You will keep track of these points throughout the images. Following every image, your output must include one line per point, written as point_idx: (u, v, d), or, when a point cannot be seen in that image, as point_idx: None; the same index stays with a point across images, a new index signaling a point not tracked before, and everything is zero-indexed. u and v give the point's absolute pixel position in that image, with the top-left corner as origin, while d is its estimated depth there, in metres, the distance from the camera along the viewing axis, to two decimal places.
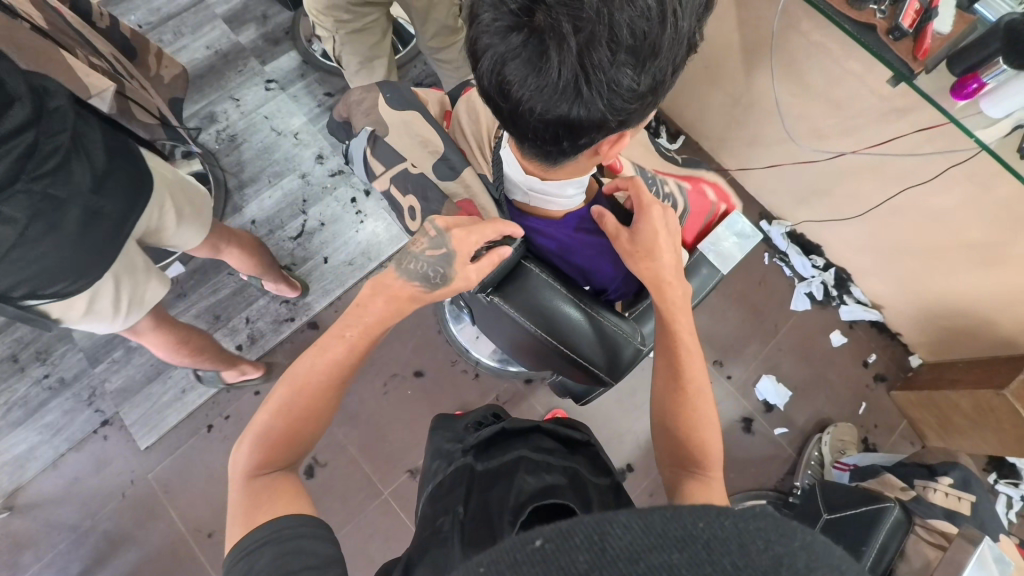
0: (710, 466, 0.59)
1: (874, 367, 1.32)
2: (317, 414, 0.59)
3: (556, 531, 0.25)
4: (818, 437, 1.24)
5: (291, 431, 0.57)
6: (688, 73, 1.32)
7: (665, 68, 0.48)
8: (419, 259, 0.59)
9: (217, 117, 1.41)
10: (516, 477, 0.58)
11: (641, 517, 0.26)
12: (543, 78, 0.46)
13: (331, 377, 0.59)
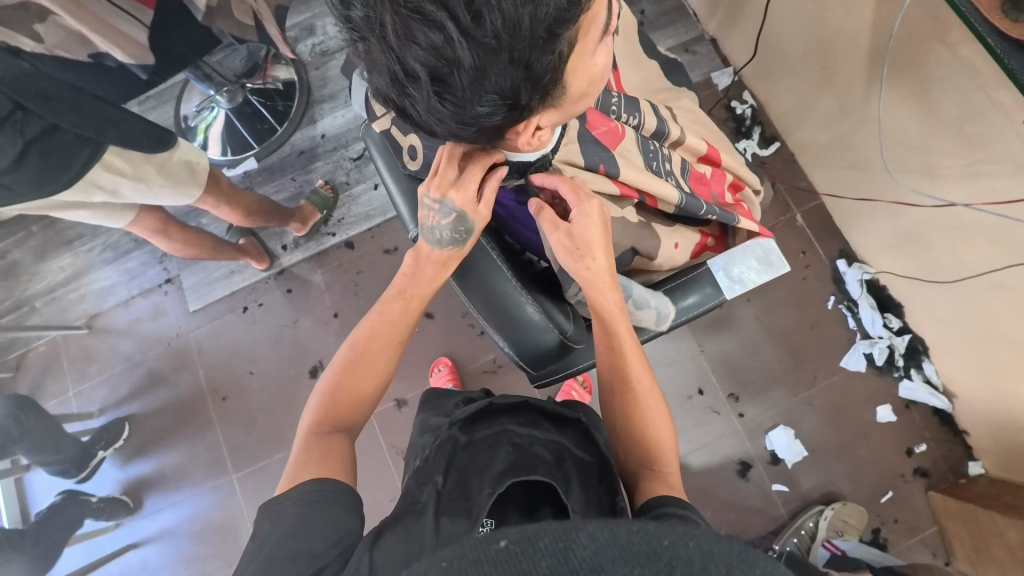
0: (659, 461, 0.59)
1: (918, 458, 1.13)
2: (379, 368, 0.65)
3: (521, 537, 0.28)
4: (819, 508, 1.11)
5: (348, 394, 0.63)
6: (802, 72, 1.13)
7: (500, 87, 0.41)
8: (439, 231, 0.62)
9: (315, 31, 1.48)
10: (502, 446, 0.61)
11: (606, 530, 0.28)
12: (386, 99, 0.47)
13: (395, 334, 0.66)
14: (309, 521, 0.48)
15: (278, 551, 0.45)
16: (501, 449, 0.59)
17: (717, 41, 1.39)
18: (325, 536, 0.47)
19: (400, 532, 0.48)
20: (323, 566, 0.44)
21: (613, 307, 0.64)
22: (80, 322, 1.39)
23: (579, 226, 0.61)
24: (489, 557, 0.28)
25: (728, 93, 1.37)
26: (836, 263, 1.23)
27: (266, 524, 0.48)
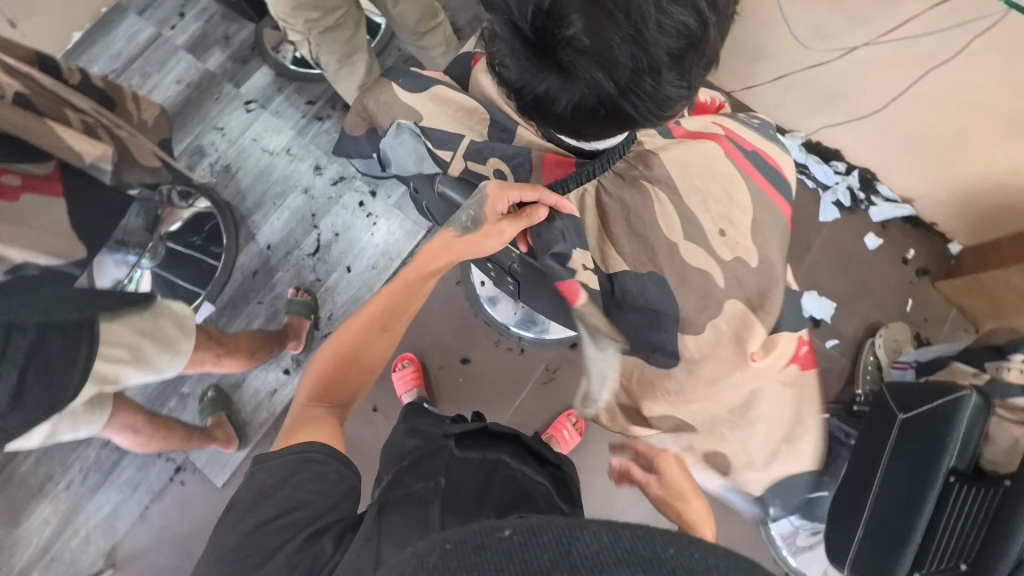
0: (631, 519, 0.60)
1: (914, 263, 1.30)
2: (384, 340, 0.69)
3: (524, 527, 0.31)
4: (869, 342, 1.23)
5: (352, 365, 0.68)
6: None
7: (709, 54, 0.49)
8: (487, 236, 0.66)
9: (206, 150, 1.38)
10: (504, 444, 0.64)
11: (607, 533, 0.30)
12: (585, 104, 0.49)
13: (398, 309, 0.70)
14: (307, 480, 0.55)
15: (270, 511, 0.53)
16: (498, 475, 0.58)
17: None
18: (314, 498, 0.54)
19: (396, 514, 0.50)
20: (316, 529, 0.51)
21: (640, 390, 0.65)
22: (99, 565, 1.19)
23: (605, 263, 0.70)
24: (493, 547, 0.30)
25: None
26: None
27: (272, 474, 0.56)
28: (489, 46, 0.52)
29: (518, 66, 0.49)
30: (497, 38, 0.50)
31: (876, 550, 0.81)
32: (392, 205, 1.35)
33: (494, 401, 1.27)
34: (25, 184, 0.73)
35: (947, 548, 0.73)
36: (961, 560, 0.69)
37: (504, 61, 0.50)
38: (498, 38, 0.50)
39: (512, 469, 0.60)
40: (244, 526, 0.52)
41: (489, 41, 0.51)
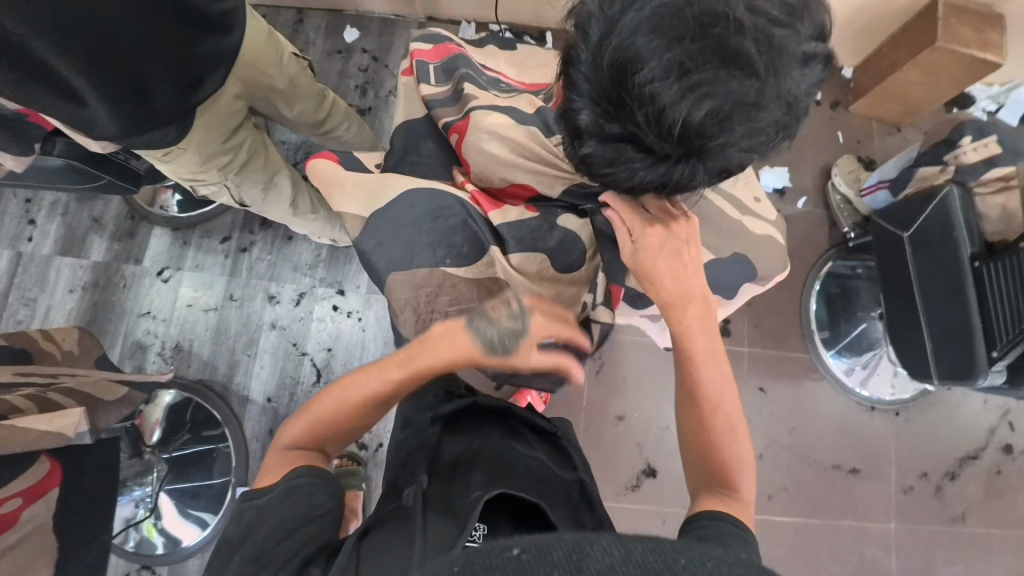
0: (736, 489, 0.58)
1: (826, 100, 1.42)
2: (376, 389, 0.63)
3: (531, 546, 0.32)
4: (830, 184, 1.34)
5: (368, 381, 0.62)
6: None
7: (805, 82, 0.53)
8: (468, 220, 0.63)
9: (145, 342, 1.23)
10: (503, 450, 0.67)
11: (617, 543, 0.33)
12: (725, 172, 0.52)
13: (387, 364, 0.63)
14: (290, 506, 0.52)
15: (261, 543, 0.49)
16: (479, 461, 0.64)
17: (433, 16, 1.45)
18: (297, 522, 0.51)
19: (383, 526, 0.53)
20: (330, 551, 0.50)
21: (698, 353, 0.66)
22: None
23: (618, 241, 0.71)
24: (503, 563, 0.31)
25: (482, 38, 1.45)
26: None
27: (252, 516, 0.52)
28: (604, 161, 0.52)
29: (650, 176, 0.51)
30: (627, 144, 0.49)
31: (954, 350, 0.89)
32: (366, 293, 1.28)
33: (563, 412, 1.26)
34: (27, 499, 0.66)
35: (1007, 318, 0.81)
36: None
37: (630, 174, 0.52)
38: (629, 145, 0.49)
39: (495, 450, 0.67)
40: (241, 553, 0.49)
41: (612, 147, 0.50)
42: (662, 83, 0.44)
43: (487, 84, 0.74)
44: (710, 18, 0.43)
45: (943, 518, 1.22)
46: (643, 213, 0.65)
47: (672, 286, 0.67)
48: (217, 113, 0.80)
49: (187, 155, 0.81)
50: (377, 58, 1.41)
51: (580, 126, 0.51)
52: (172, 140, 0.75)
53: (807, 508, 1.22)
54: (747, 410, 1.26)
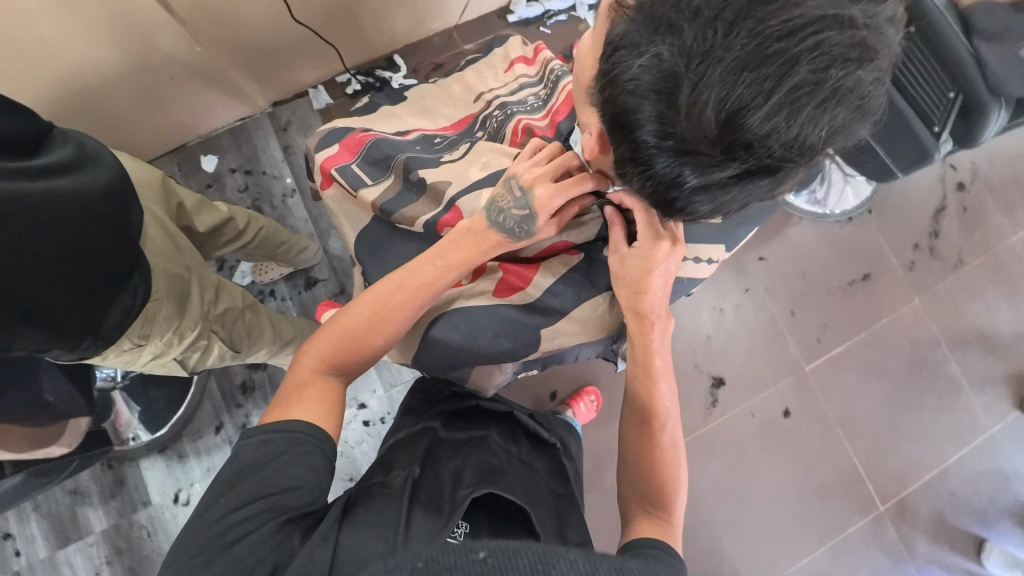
0: (670, 511, 0.61)
1: None
2: (385, 327, 0.64)
3: (497, 549, 0.34)
4: None
5: (360, 339, 0.64)
6: (340, 19, 1.17)
7: None
8: (504, 216, 0.62)
9: None
10: (489, 447, 0.71)
11: (584, 559, 0.34)
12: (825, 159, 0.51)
13: (407, 303, 0.64)
14: (285, 453, 0.53)
15: (245, 496, 0.51)
16: (470, 460, 0.69)
17: (277, 100, 1.34)
18: (287, 483, 0.52)
19: (370, 510, 0.58)
20: (287, 518, 0.51)
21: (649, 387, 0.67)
22: None
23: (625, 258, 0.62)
24: (470, 565, 0.33)
25: (337, 96, 1.36)
26: (511, 21, 1.39)
27: (250, 453, 0.53)
28: (712, 207, 0.48)
29: (763, 194, 0.49)
30: (752, 178, 0.45)
31: (904, 142, 0.96)
32: (386, 392, 1.21)
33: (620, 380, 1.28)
34: None
35: (933, 95, 0.88)
36: (948, 90, 0.85)
37: (743, 201, 0.49)
38: (753, 178, 0.45)
39: (489, 450, 0.71)
40: (210, 520, 0.50)
41: (735, 186, 0.46)
42: (782, 112, 0.41)
43: (435, 155, 0.70)
44: (811, 29, 0.39)
45: (948, 270, 1.35)
46: (655, 228, 0.59)
47: (635, 300, 0.64)
48: (159, 259, 0.80)
49: (159, 317, 0.79)
50: (250, 171, 1.31)
51: (681, 184, 0.46)
52: (140, 303, 0.75)
53: (850, 329, 1.32)
54: (759, 282, 1.33)
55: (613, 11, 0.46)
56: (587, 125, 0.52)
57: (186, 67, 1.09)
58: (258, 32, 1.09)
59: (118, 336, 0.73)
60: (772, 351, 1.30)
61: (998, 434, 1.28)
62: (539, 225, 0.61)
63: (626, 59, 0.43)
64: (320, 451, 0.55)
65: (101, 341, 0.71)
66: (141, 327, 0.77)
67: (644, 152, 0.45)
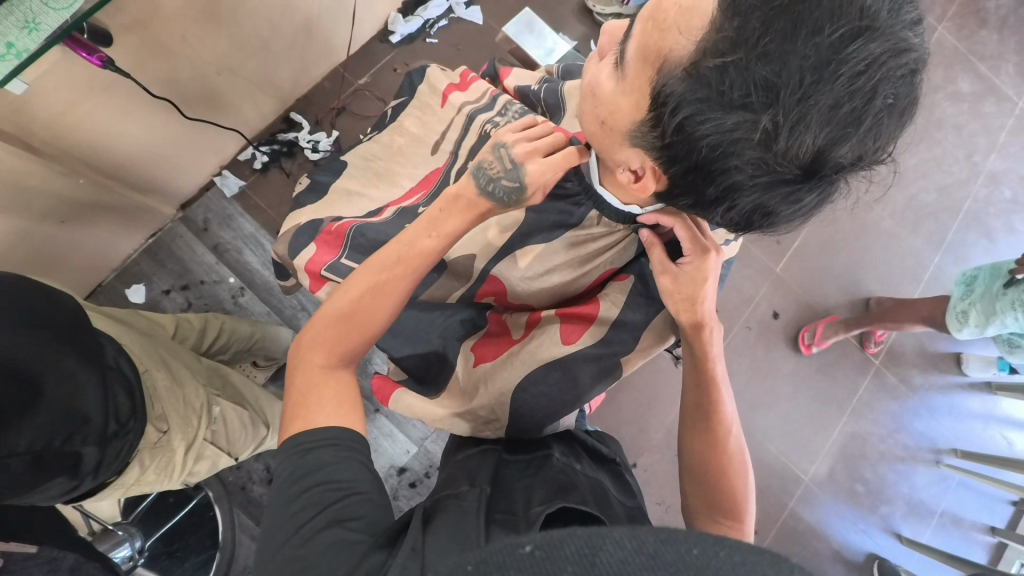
0: (741, 516, 0.63)
1: None
2: (387, 303, 0.59)
3: (544, 542, 0.31)
4: (597, 16, 1.39)
5: (360, 319, 0.59)
6: (222, 96, 1.07)
7: None
8: (495, 184, 0.64)
9: None
10: (553, 465, 0.59)
11: (630, 534, 0.31)
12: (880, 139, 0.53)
13: (405, 278, 0.60)
14: (317, 462, 0.49)
15: (306, 511, 0.46)
16: (539, 479, 0.56)
17: (184, 202, 1.22)
18: (337, 486, 0.48)
19: (445, 522, 0.46)
20: (343, 518, 0.46)
21: (714, 392, 0.65)
22: None
23: (685, 275, 0.64)
24: (517, 563, 0.31)
25: (247, 176, 1.26)
26: (395, 42, 1.34)
27: (291, 468, 0.50)
28: (791, 219, 0.51)
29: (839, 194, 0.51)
30: (837, 186, 0.47)
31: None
32: (421, 446, 1.18)
33: None
34: None
35: None
36: None
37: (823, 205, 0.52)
38: (837, 186, 0.47)
39: (556, 468, 0.59)
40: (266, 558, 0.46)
41: (823, 198, 0.48)
42: (865, 136, 0.42)
43: None
44: (887, 53, 0.39)
45: None
46: (699, 244, 0.63)
47: (689, 311, 0.64)
48: (119, 330, 0.69)
49: (171, 415, 0.67)
50: (187, 286, 1.19)
51: (767, 208, 0.49)
52: (135, 374, 0.63)
53: None
54: None
55: (658, 61, 0.44)
56: (628, 162, 0.54)
57: (72, 204, 0.96)
58: (140, 141, 0.99)
59: (135, 421, 0.61)
60: (745, 265, 1.40)
61: (941, 262, 1.46)
62: (526, 193, 0.64)
63: (699, 116, 0.43)
64: (358, 450, 0.51)
65: (120, 429, 0.59)
66: (154, 408, 0.65)
67: (730, 188, 0.47)
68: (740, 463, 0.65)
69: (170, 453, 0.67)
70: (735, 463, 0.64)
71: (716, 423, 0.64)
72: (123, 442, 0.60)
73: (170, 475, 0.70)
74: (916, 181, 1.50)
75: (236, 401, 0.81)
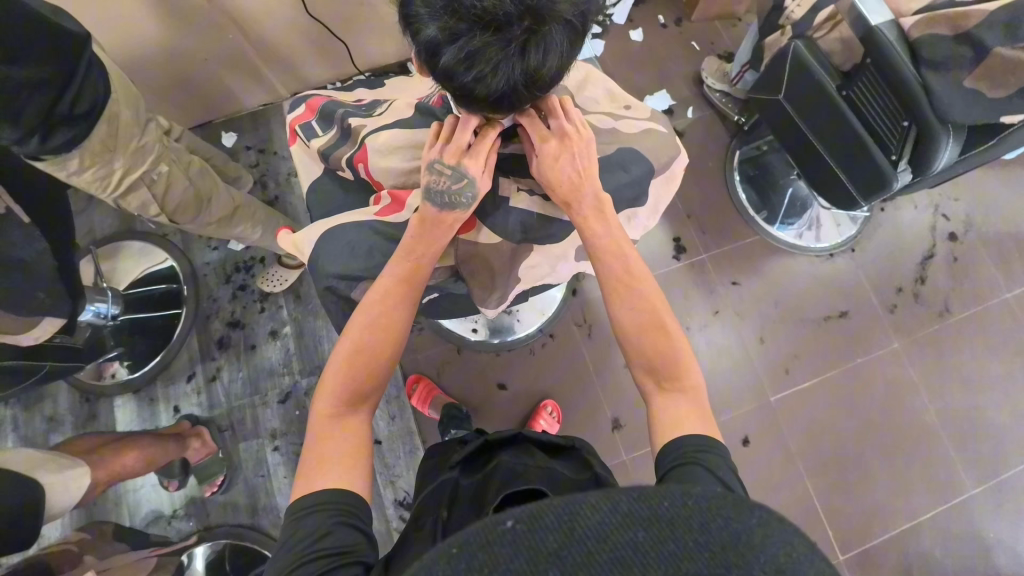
0: (683, 377, 0.60)
1: (670, 20, 1.54)
2: (391, 337, 0.61)
3: (522, 513, 0.29)
4: (706, 88, 1.45)
5: (363, 359, 0.59)
6: (357, 26, 1.30)
7: None
8: (444, 195, 0.62)
9: (159, 510, 1.18)
10: (502, 473, 0.65)
11: (606, 500, 0.30)
12: (577, 45, 0.53)
13: (401, 305, 0.61)
14: (314, 529, 0.49)
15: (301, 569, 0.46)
16: (496, 479, 0.64)
17: (298, 91, 1.48)
18: (339, 546, 0.48)
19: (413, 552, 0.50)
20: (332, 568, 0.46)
21: (624, 276, 0.64)
22: None
23: (546, 165, 0.63)
24: (501, 542, 0.29)
25: None
26: None
27: (289, 537, 0.49)
28: (457, 58, 0.50)
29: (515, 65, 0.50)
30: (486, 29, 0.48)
31: (838, 183, 1.07)
32: None
33: (578, 385, 1.25)
34: None
35: (888, 123, 0.91)
36: (903, 119, 0.88)
37: (498, 70, 0.50)
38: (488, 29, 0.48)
39: (508, 466, 0.66)
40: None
41: (478, 42, 0.48)
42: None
43: (367, 110, 0.73)
44: None
45: (933, 317, 1.32)
46: (540, 134, 0.63)
47: (589, 197, 0.64)
48: (113, 67, 0.81)
49: (113, 138, 0.81)
50: (263, 151, 1.45)
51: (433, 47, 0.50)
52: (101, 92, 0.76)
53: (821, 365, 1.28)
54: (731, 305, 1.32)
55: None
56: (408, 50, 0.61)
57: (215, 52, 1.21)
58: (279, 32, 1.23)
59: (81, 118, 0.74)
60: (739, 377, 1.27)
61: (980, 499, 1.20)
62: (481, 185, 0.63)
63: None
64: (351, 500, 0.51)
65: (68, 116, 0.72)
66: (104, 126, 0.78)
67: (405, 8, 0.51)
68: (668, 335, 0.62)
69: (111, 167, 0.84)
70: (665, 342, 0.61)
71: (625, 318, 0.63)
72: (67, 127, 0.73)
73: (105, 185, 0.87)
74: (989, 393, 1.27)
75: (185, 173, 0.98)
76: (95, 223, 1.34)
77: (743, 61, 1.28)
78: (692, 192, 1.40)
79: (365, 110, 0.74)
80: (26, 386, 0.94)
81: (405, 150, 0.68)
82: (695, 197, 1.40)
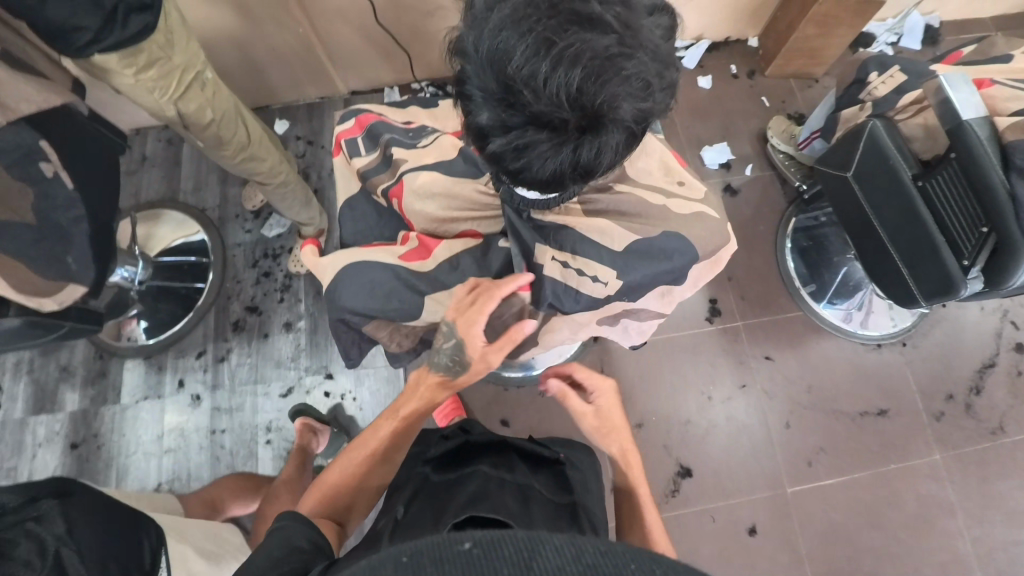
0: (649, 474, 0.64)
1: (742, 72, 1.48)
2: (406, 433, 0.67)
3: (480, 538, 0.31)
4: (769, 147, 1.38)
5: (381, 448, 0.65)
6: (423, 35, 1.30)
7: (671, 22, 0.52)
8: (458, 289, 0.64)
9: (145, 481, 1.18)
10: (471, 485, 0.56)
11: (570, 543, 0.30)
12: (633, 145, 0.49)
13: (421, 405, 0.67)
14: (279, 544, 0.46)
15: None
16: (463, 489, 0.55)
17: (356, 89, 1.49)
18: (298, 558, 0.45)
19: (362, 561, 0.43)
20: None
21: None
22: None
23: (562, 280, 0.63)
24: (454, 558, 0.30)
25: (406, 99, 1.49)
26: None
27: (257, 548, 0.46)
28: (509, 149, 0.47)
29: (566, 163, 0.48)
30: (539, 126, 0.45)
31: (899, 279, 0.98)
32: (354, 371, 1.25)
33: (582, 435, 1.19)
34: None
35: (964, 226, 0.82)
36: (981, 225, 0.79)
37: (547, 164, 0.48)
38: (542, 127, 0.45)
39: (478, 478, 0.58)
40: None
41: (530, 137, 0.46)
42: (558, 69, 0.42)
43: (413, 141, 0.71)
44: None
45: (983, 433, 1.20)
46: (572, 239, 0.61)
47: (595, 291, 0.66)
48: None
49: (168, 57, 0.81)
50: (312, 143, 1.46)
51: (484, 130, 0.48)
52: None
53: (848, 463, 1.18)
54: (760, 380, 1.24)
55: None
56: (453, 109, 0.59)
57: (283, 42, 1.22)
58: (346, 32, 1.24)
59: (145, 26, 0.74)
60: (755, 459, 1.18)
61: None
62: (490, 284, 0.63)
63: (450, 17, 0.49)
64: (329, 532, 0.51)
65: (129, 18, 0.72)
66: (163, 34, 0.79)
67: (462, 79, 0.48)
68: None
69: (169, 77, 0.83)
70: None
71: None
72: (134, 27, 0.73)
73: (166, 91, 0.84)
74: None
75: (235, 107, 0.98)
76: (142, 186, 1.38)
77: (813, 127, 1.21)
78: (737, 253, 1.32)
79: (410, 138, 0.71)
80: (43, 342, 0.93)
81: (443, 197, 0.67)
82: (739, 259, 1.32)
